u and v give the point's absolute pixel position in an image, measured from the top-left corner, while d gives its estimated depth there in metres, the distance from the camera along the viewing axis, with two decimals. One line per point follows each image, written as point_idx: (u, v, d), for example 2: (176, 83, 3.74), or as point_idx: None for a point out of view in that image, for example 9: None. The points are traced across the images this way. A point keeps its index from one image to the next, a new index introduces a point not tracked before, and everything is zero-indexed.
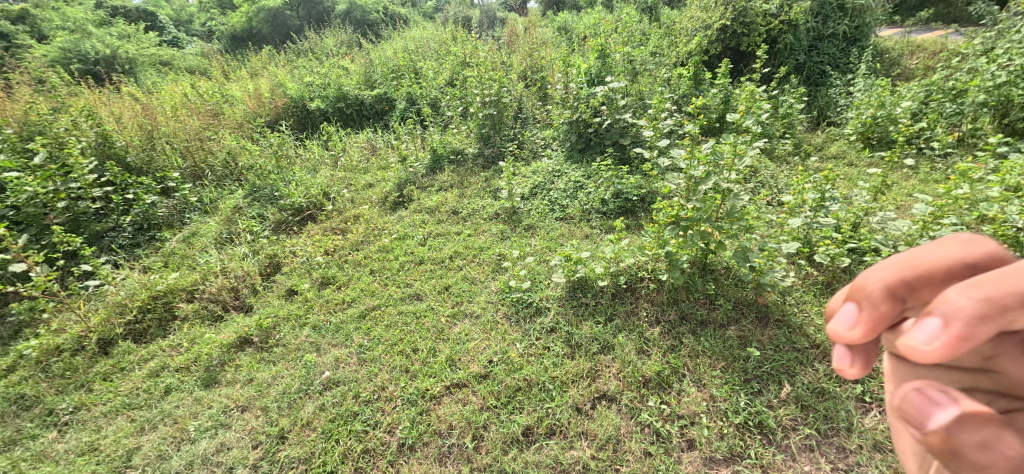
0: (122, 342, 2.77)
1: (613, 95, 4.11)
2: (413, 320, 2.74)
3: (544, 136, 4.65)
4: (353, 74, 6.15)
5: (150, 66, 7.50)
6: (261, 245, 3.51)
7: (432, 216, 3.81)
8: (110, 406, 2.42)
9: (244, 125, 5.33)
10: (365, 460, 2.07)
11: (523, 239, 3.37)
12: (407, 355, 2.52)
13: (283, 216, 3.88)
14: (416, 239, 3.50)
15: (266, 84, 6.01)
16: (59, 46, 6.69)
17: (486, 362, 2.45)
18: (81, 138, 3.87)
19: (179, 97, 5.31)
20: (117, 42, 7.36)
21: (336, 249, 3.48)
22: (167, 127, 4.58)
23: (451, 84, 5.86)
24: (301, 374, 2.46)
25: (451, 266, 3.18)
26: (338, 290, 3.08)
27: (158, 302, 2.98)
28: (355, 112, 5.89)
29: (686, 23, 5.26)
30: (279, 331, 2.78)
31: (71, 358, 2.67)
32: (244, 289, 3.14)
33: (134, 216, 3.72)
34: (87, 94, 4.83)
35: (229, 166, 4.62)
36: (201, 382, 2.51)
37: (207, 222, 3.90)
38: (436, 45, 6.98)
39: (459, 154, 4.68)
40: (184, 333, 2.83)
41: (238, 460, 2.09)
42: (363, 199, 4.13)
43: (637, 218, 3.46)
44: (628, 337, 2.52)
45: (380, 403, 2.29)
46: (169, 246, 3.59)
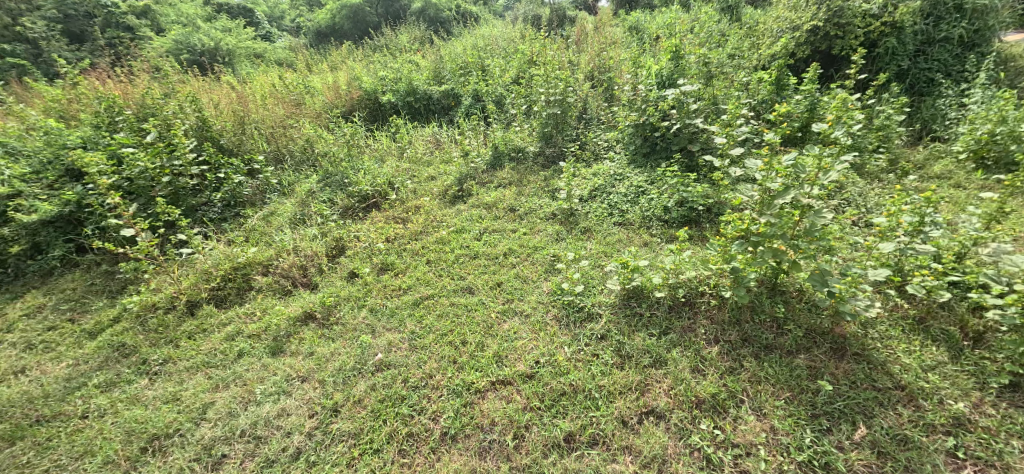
0: (206, 306, 3.08)
1: (685, 99, 3.90)
2: (465, 313, 2.79)
3: (608, 137, 4.55)
4: (423, 69, 6.35)
5: (245, 58, 8.24)
6: (329, 228, 3.72)
7: (489, 212, 3.85)
8: (192, 362, 2.68)
9: (322, 115, 5.70)
10: (409, 443, 2.13)
11: (579, 242, 3.32)
12: (456, 346, 2.57)
13: (351, 202, 4.10)
14: (472, 233, 3.56)
15: (344, 76, 6.37)
16: (173, 38, 7.58)
17: (532, 362, 2.43)
18: (185, 121, 4.32)
19: (268, 87, 5.79)
20: (220, 35, 8.17)
21: (397, 237, 3.62)
22: (256, 115, 5.02)
23: (516, 82, 5.91)
24: (356, 354, 2.58)
25: (504, 262, 3.20)
26: (395, 276, 3.21)
27: (238, 272, 3.27)
28: (423, 106, 6.09)
29: (770, 23, 4.90)
30: (340, 310, 2.95)
31: (164, 316, 3.00)
32: (311, 268, 3.35)
33: (224, 194, 4.12)
34: (193, 82, 5.41)
35: (306, 152, 4.94)
36: (269, 350, 2.71)
37: (284, 203, 4.21)
38: (504, 44, 7.04)
39: (520, 152, 4.69)
40: (258, 303, 3.08)
41: (295, 426, 2.24)
42: (425, 191, 4.27)
43: (702, 229, 3.28)
44: (683, 354, 2.40)
45: (426, 391, 2.34)
46: (252, 223, 3.92)
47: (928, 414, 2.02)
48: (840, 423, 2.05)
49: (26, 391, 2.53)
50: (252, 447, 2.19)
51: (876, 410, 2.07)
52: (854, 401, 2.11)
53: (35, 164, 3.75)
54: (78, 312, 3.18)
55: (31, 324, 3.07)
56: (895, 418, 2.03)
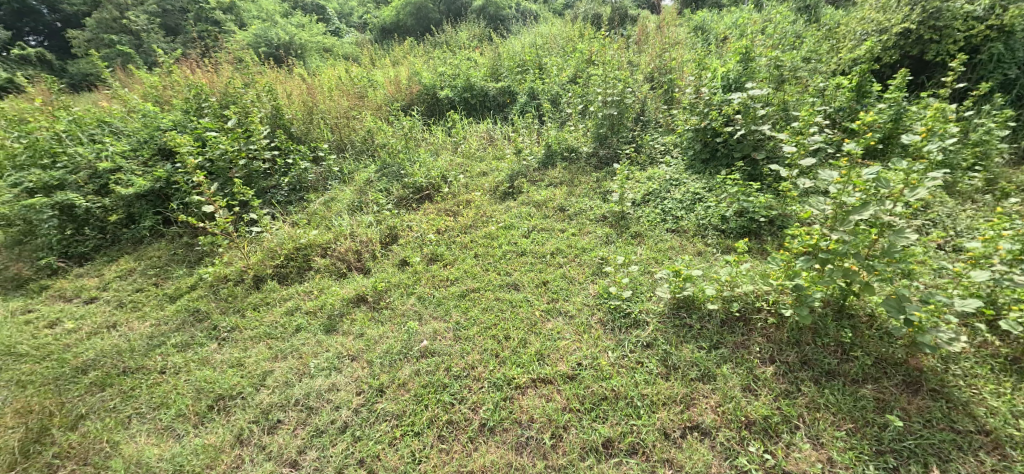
0: (270, 281, 3.31)
1: (752, 103, 3.69)
2: (509, 308, 2.81)
3: (665, 141, 4.41)
4: (482, 66, 6.45)
5: (316, 51, 8.74)
6: (384, 217, 3.87)
7: (538, 210, 3.86)
8: (255, 332, 2.89)
9: (382, 108, 5.94)
10: (448, 430, 2.18)
11: (628, 246, 3.25)
12: (499, 340, 2.60)
13: (405, 193, 4.25)
14: (521, 231, 3.58)
15: (405, 71, 6.58)
16: (253, 32, 8.26)
17: (574, 363, 2.42)
18: (262, 109, 4.66)
19: (335, 80, 6.10)
20: (294, 30, 8.77)
21: (447, 229, 3.71)
22: (323, 105, 5.31)
23: (573, 81, 5.86)
24: (403, 339, 2.68)
25: (551, 262, 3.19)
26: (444, 267, 3.29)
27: (299, 252, 3.49)
28: (479, 102, 6.18)
29: (854, 25, 4.54)
30: (390, 295, 3.07)
31: (234, 287, 3.26)
32: (365, 253, 3.50)
33: (291, 178, 4.41)
34: (270, 74, 5.82)
35: (367, 143, 5.17)
36: (324, 328, 2.87)
37: (344, 190, 4.42)
38: (563, 43, 7.00)
39: (572, 152, 4.65)
40: (316, 283, 3.27)
41: (344, 401, 2.35)
42: (476, 186, 4.34)
43: (762, 241, 3.11)
44: (734, 371, 2.29)
45: (468, 380, 2.39)
46: (314, 207, 4.16)
47: (1016, 464, 1.81)
48: (910, 463, 1.88)
49: (116, 343, 2.85)
50: (303, 415, 2.32)
51: (953, 454, 1.88)
52: (927, 441, 1.93)
53: (134, 142, 4.24)
54: (161, 278, 3.53)
55: (123, 285, 3.45)
56: (976, 465, 1.83)
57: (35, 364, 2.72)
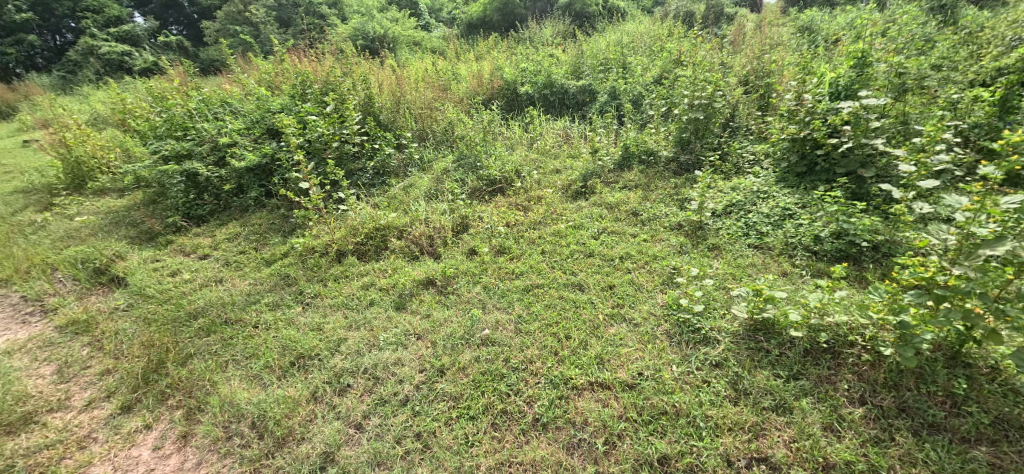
0: (351, 256, 3.57)
1: (864, 114, 3.30)
2: (572, 308, 2.79)
3: (755, 150, 4.09)
4: (564, 64, 6.42)
5: (406, 45, 9.24)
6: (457, 206, 4.01)
7: (610, 212, 3.78)
8: (334, 301, 3.13)
9: (464, 101, 6.14)
10: (502, 419, 2.22)
11: (704, 258, 3.08)
12: (559, 339, 2.60)
13: (479, 184, 4.36)
14: (590, 231, 3.53)
15: (488, 66, 6.73)
16: (353, 26, 8.96)
17: (635, 372, 2.35)
18: (356, 96, 5.02)
19: (423, 73, 6.41)
20: (389, 24, 9.35)
21: (517, 223, 3.76)
22: (410, 96, 5.60)
23: (657, 82, 5.63)
24: (466, 325, 2.76)
25: (619, 266, 3.12)
26: (511, 260, 3.34)
27: (378, 232, 3.73)
28: (558, 99, 6.14)
29: (1004, 28, 3.89)
30: (457, 281, 3.18)
31: (319, 259, 3.57)
32: (437, 239, 3.65)
33: (376, 163, 4.71)
34: (365, 65, 6.25)
35: (447, 134, 5.37)
36: (394, 305, 3.04)
37: (423, 177, 4.64)
38: (650, 42, 6.74)
39: (651, 156, 4.46)
40: (391, 262, 3.47)
41: (407, 376, 2.47)
42: (548, 183, 4.34)
43: (862, 268, 2.79)
44: (815, 407, 2.09)
45: (525, 374, 2.42)
46: (394, 191, 4.41)
47: None
48: None
49: (222, 297, 3.24)
50: (370, 383, 2.47)
51: None
52: None
53: (248, 121, 4.77)
54: (261, 243, 3.95)
55: (230, 246, 3.91)
56: None
57: (159, 306, 3.21)
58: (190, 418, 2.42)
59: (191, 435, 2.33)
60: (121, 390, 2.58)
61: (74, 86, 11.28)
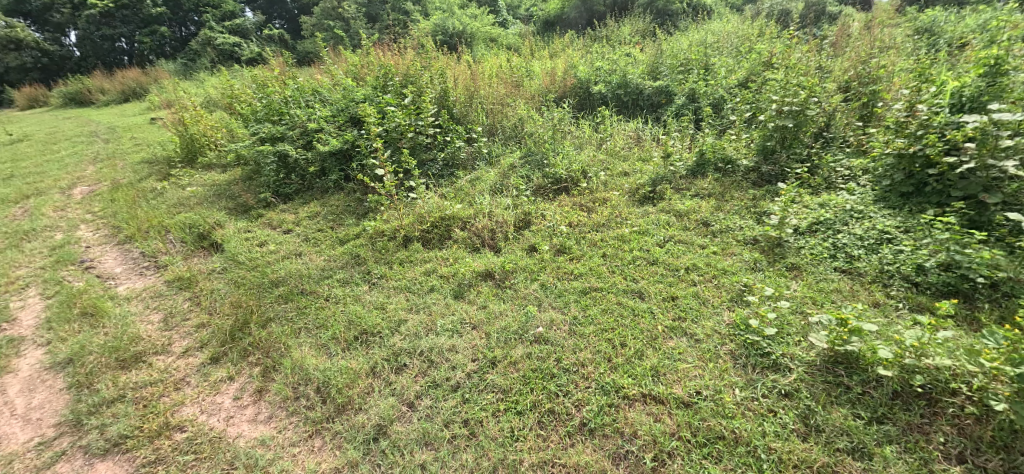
0: (416, 242, 3.72)
1: (995, 130, 2.85)
2: (630, 316, 2.71)
3: (852, 165, 3.70)
4: (641, 63, 6.20)
5: (483, 41, 9.43)
6: (521, 202, 4.04)
7: (678, 220, 3.61)
8: (398, 284, 3.29)
9: (535, 98, 6.15)
10: (549, 419, 2.21)
11: (781, 278, 2.85)
12: (613, 345, 2.53)
13: (544, 182, 4.36)
14: (655, 238, 3.40)
15: (562, 64, 6.69)
16: (434, 22, 9.34)
17: (692, 390, 2.23)
18: (432, 90, 5.21)
19: (497, 69, 6.51)
20: (468, 20, 9.60)
21: (579, 224, 3.71)
22: (483, 91, 5.71)
23: (743, 85, 5.27)
24: (521, 320, 2.78)
25: (684, 277, 2.97)
26: (570, 260, 3.31)
27: (443, 222, 3.86)
28: (632, 100, 5.95)
29: None
30: (515, 277, 3.21)
31: (387, 242, 3.76)
32: (499, 233, 3.70)
33: (446, 154, 4.86)
34: (443, 59, 6.47)
35: (516, 130, 5.42)
36: (453, 293, 3.13)
37: (489, 171, 4.71)
38: (737, 42, 6.32)
39: (729, 164, 4.20)
40: (453, 252, 3.58)
41: (459, 363, 2.53)
42: (615, 185, 4.24)
43: (974, 308, 2.43)
44: (900, 457, 1.87)
45: (576, 376, 2.39)
46: (461, 183, 4.53)
47: None
48: None
49: (300, 269, 3.53)
50: (425, 366, 2.56)
51: None
52: None
53: (334, 109, 5.13)
54: (337, 223, 4.24)
55: (310, 224, 4.25)
56: None
57: (247, 272, 3.57)
58: (265, 375, 2.66)
59: (265, 391, 2.56)
60: (212, 343, 2.91)
61: (193, 72, 12.86)
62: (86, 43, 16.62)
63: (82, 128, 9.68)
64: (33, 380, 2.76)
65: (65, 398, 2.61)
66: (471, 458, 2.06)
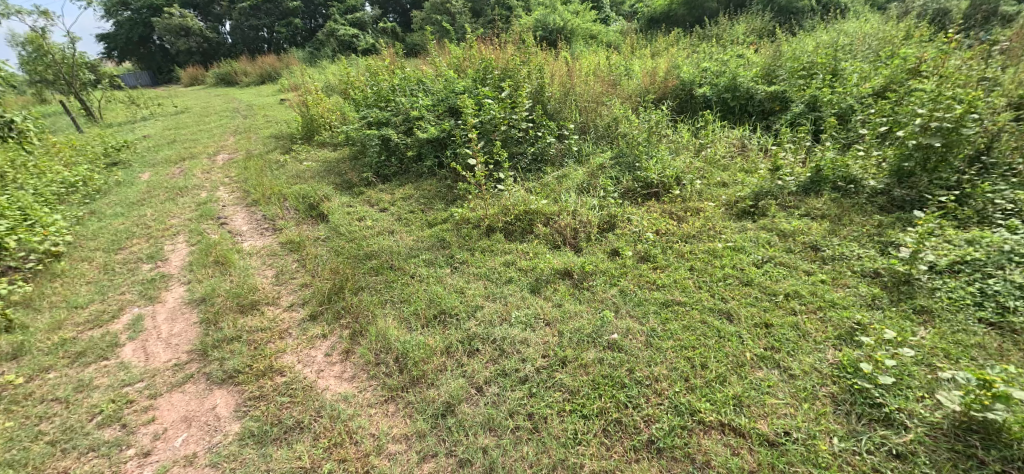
0: (499, 233, 3.81)
1: None
2: (715, 337, 2.52)
3: (1018, 197, 3.05)
4: (755, 65, 5.69)
5: (582, 37, 9.33)
6: (607, 204, 3.94)
7: (782, 241, 3.27)
8: (478, 271, 3.40)
9: (632, 98, 5.93)
10: (614, 428, 2.15)
11: (905, 321, 2.46)
12: (693, 365, 2.38)
13: (633, 185, 4.21)
14: (752, 257, 3.12)
15: (665, 63, 6.36)
16: (535, 18, 9.44)
17: (779, 429, 2.03)
18: (529, 85, 5.27)
19: (595, 66, 6.39)
20: (570, 16, 9.55)
21: (667, 232, 3.53)
22: (579, 88, 5.64)
23: (878, 95, 4.60)
24: (595, 324, 2.72)
25: (783, 305, 2.69)
26: (654, 269, 3.16)
27: (527, 216, 3.89)
28: (740, 105, 5.50)
29: None
30: (593, 279, 3.14)
31: (471, 230, 3.90)
32: (581, 233, 3.65)
33: (536, 149, 4.89)
34: (542, 54, 6.50)
35: (609, 130, 5.29)
36: (530, 287, 3.15)
37: (577, 170, 4.66)
38: (877, 45, 5.52)
39: (851, 184, 3.71)
40: (533, 246, 3.60)
41: (530, 357, 2.55)
42: (711, 196, 3.96)
43: None
44: None
45: (647, 391, 2.28)
46: (548, 179, 4.53)
47: None
48: None
49: (391, 246, 3.80)
50: (496, 354, 2.62)
51: None
52: None
53: (435, 99, 5.41)
54: (427, 207, 4.49)
55: (403, 205, 4.54)
56: None
57: (346, 243, 3.93)
58: (353, 338, 2.92)
59: (352, 353, 2.81)
60: (313, 302, 3.25)
61: (317, 59, 14.33)
62: (237, 32, 19.67)
63: (228, 105, 11.30)
64: (176, 311, 3.32)
65: (197, 331, 3.10)
66: (531, 452, 2.08)
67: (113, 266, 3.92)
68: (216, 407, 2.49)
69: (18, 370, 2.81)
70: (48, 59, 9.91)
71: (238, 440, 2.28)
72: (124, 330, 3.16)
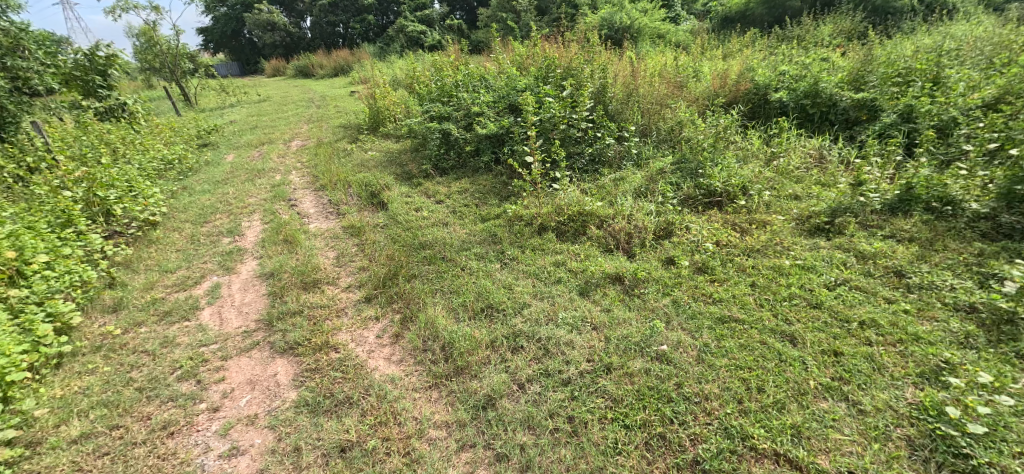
0: (551, 232, 3.80)
1: None
2: (775, 360, 2.36)
3: None
4: (841, 69, 5.23)
5: (649, 37, 9.04)
6: (665, 210, 3.80)
7: (859, 263, 3.00)
8: (527, 268, 3.40)
9: (699, 101, 5.67)
10: (657, 442, 2.08)
11: (1005, 366, 2.17)
12: (748, 387, 2.24)
13: (695, 192, 4.03)
14: (824, 278, 2.88)
15: (738, 65, 6.01)
16: (602, 16, 9.26)
17: (843, 468, 1.87)
18: (591, 84, 5.18)
19: (662, 67, 6.17)
20: (638, 14, 9.28)
21: (729, 244, 3.34)
22: (643, 89, 5.47)
23: (990, 107, 4.07)
24: (644, 333, 2.64)
25: (856, 333, 2.46)
26: (711, 282, 3.01)
27: (580, 217, 3.84)
28: (820, 113, 5.09)
29: None
30: (645, 286, 3.05)
31: (523, 227, 3.91)
32: (636, 238, 3.54)
33: (594, 150, 4.80)
34: (606, 54, 6.38)
35: (672, 133, 5.09)
36: (579, 289, 3.12)
37: (636, 173, 4.53)
38: (991, 51, 4.89)
39: (949, 206, 3.32)
40: (585, 248, 3.55)
41: (574, 360, 2.52)
42: (781, 209, 3.71)
43: None
44: None
45: (696, 408, 2.18)
46: (604, 181, 4.45)
47: None
48: None
49: (444, 237, 3.90)
50: (540, 353, 2.61)
51: None
52: None
53: (496, 96, 5.47)
54: (481, 201, 4.56)
55: (459, 198, 4.65)
56: None
57: (402, 232, 4.08)
58: (404, 323, 3.03)
59: (401, 337, 2.92)
60: (368, 285, 3.42)
61: (386, 54, 14.99)
62: (316, 28, 21.07)
63: (304, 95, 12.12)
64: (249, 283, 3.62)
65: (265, 302, 3.36)
66: (568, 455, 2.06)
67: (198, 238, 4.34)
68: (277, 374, 2.69)
69: (117, 322, 3.18)
70: (156, 49, 11.17)
71: (294, 407, 2.45)
72: (204, 295, 3.49)
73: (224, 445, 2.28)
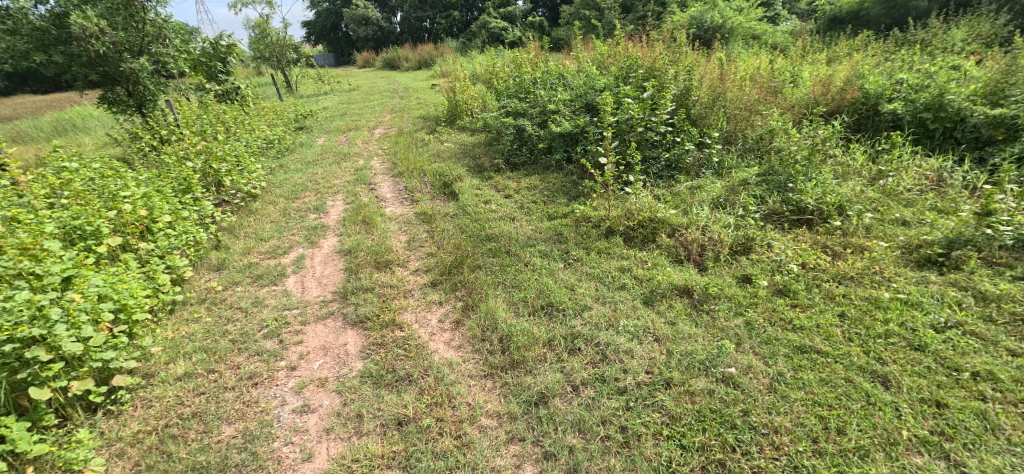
0: (618, 237, 3.71)
1: None
2: (862, 402, 2.13)
3: None
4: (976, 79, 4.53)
5: (742, 37, 8.48)
6: (745, 224, 3.55)
7: (979, 305, 2.60)
8: (591, 271, 3.36)
9: (795, 109, 5.22)
10: (716, 469, 1.97)
11: None
12: (826, 427, 2.05)
13: (781, 208, 3.72)
14: (931, 318, 2.53)
15: (845, 71, 5.44)
16: (691, 15, 8.82)
17: None
18: (675, 86, 4.95)
19: (755, 71, 5.75)
20: (732, 13, 8.71)
21: (816, 268, 3.05)
22: (732, 93, 5.13)
23: None
24: (711, 352, 2.50)
25: (967, 385, 2.15)
26: (792, 307, 2.77)
27: (651, 223, 3.71)
28: (944, 129, 4.46)
29: None
30: (716, 303, 2.88)
31: (590, 229, 3.86)
32: (709, 251, 3.35)
33: (671, 155, 4.61)
34: (694, 54, 6.07)
35: (761, 143, 4.74)
36: (643, 297, 3.02)
37: (715, 182, 4.28)
38: None
39: None
40: (653, 256, 3.43)
41: (632, 370, 2.45)
42: (883, 235, 3.32)
43: None
44: None
45: (762, 440, 2.04)
46: (680, 188, 4.25)
47: None
48: None
49: (510, 232, 3.96)
50: (597, 358, 2.57)
51: None
52: None
53: (574, 94, 5.42)
54: (550, 199, 4.56)
55: (528, 194, 4.69)
56: None
57: (470, 222, 4.20)
58: (465, 311, 3.13)
59: (461, 324, 3.02)
60: (435, 271, 3.57)
61: (468, 50, 15.47)
62: (405, 23, 22.30)
63: (389, 86, 12.86)
64: (329, 257, 3.93)
65: (341, 276, 3.63)
66: (618, 465, 2.02)
67: (290, 212, 4.79)
68: (347, 344, 2.90)
69: (219, 279, 3.61)
70: (268, 40, 12.44)
71: (360, 376, 2.63)
72: (291, 264, 3.85)
73: (297, 401, 2.51)
